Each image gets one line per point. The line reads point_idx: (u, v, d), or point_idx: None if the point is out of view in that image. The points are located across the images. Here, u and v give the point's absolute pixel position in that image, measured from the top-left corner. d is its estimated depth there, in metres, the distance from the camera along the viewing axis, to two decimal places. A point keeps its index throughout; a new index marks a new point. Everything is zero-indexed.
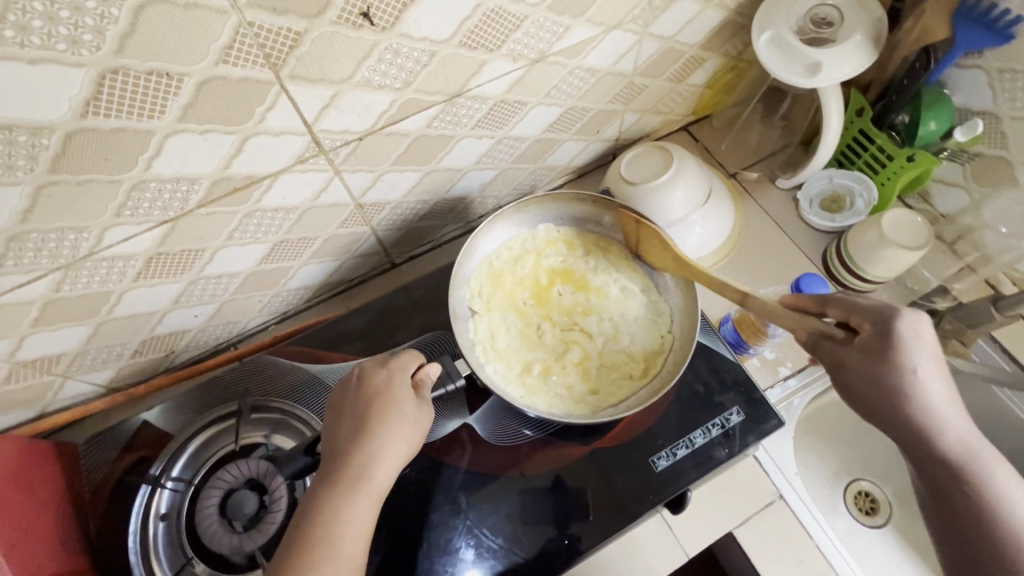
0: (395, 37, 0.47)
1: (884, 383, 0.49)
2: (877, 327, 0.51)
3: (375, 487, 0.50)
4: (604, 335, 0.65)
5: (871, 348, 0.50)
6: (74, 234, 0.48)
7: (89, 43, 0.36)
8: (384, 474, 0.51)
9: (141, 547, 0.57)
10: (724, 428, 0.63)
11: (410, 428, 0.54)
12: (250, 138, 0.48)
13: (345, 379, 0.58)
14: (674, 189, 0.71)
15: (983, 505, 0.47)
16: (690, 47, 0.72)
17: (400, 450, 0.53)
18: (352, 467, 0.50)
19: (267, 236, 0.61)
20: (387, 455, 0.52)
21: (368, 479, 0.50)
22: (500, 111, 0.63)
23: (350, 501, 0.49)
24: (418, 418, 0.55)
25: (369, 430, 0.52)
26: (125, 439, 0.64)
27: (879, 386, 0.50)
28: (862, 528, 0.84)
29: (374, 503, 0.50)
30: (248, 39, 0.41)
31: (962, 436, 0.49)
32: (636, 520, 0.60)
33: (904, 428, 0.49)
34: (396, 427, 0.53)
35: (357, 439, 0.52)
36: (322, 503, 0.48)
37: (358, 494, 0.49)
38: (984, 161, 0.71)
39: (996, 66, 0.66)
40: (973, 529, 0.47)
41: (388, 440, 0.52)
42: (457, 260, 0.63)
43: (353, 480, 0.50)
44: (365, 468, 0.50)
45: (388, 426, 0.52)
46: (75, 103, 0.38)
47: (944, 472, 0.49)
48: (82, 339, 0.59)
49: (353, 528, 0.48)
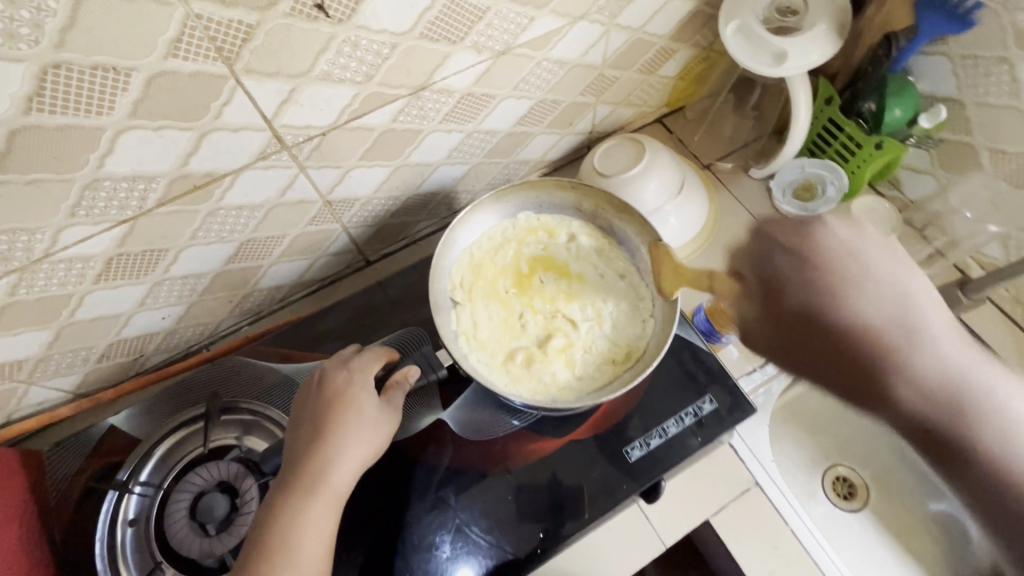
0: (352, 29, 0.47)
1: (816, 314, 0.43)
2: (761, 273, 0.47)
3: (334, 490, 0.50)
4: (588, 322, 0.61)
5: (784, 285, 0.45)
6: (27, 235, 0.47)
7: (27, 37, 0.35)
8: (342, 478, 0.50)
9: (109, 553, 0.56)
10: (697, 417, 0.63)
11: (370, 428, 0.53)
12: (207, 135, 0.48)
13: (307, 381, 0.57)
14: (648, 180, 0.71)
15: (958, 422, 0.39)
16: (659, 38, 0.72)
17: (362, 451, 0.52)
18: (307, 472, 0.49)
19: (232, 235, 0.60)
20: (345, 458, 0.51)
21: (325, 482, 0.49)
22: (468, 104, 0.63)
23: (305, 506, 0.48)
24: (380, 418, 0.54)
25: (326, 432, 0.51)
26: (91, 446, 0.63)
27: (813, 329, 0.43)
28: (840, 513, 0.85)
29: (334, 505, 0.50)
30: (197, 32, 0.40)
31: (924, 336, 0.41)
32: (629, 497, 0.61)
33: (870, 371, 0.41)
34: (354, 428, 0.52)
35: (314, 441, 0.51)
36: (278, 509, 0.48)
37: (315, 498, 0.49)
38: (949, 146, 0.72)
39: (958, 52, 0.66)
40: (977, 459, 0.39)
41: (345, 443, 0.51)
42: (437, 248, 0.61)
43: (309, 484, 0.49)
44: (321, 474, 0.49)
45: (345, 428, 0.52)
46: (17, 99, 0.37)
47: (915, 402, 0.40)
48: (44, 343, 0.58)
49: (309, 533, 0.48)
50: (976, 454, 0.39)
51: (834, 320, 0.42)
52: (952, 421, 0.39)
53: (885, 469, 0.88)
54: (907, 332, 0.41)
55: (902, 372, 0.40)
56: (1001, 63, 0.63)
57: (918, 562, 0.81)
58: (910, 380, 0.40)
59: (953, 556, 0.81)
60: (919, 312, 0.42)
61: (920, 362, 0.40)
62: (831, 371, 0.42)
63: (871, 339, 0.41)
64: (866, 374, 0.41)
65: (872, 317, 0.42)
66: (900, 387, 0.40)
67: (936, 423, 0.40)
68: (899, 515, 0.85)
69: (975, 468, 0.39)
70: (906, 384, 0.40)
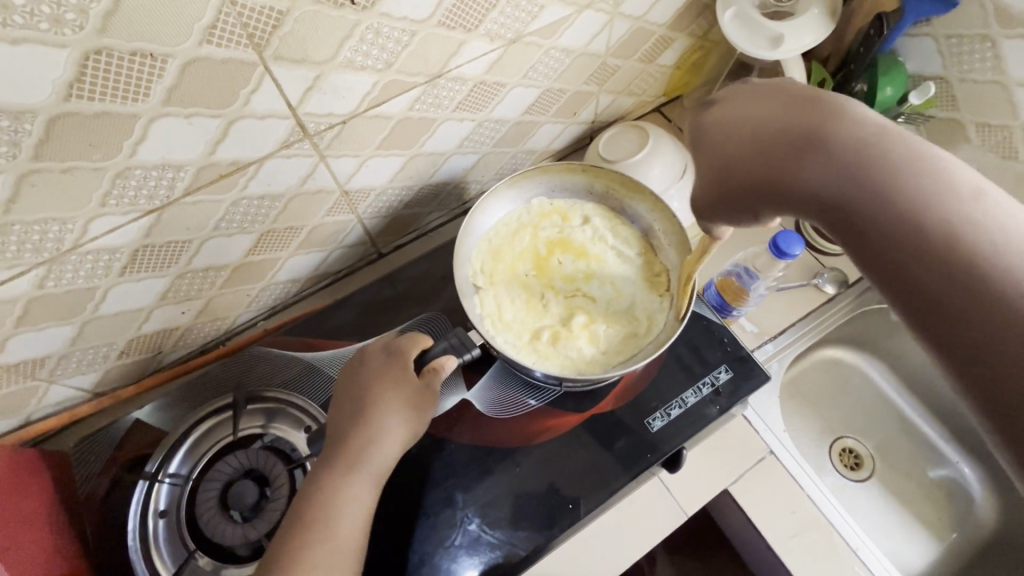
0: (376, 16, 0.48)
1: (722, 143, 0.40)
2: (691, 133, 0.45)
3: (375, 466, 0.51)
4: (608, 298, 0.64)
5: (705, 128, 0.42)
6: (58, 225, 0.47)
7: (72, 23, 0.36)
8: (385, 453, 0.51)
9: (142, 545, 0.56)
10: (714, 386, 0.65)
11: (411, 407, 0.54)
12: (235, 122, 0.49)
13: (350, 363, 0.59)
14: (652, 166, 0.74)
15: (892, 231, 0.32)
16: (658, 27, 0.74)
17: (402, 430, 0.53)
18: (350, 448, 0.51)
19: (253, 226, 0.61)
20: (387, 434, 0.52)
21: (368, 456, 0.50)
22: (480, 92, 0.65)
23: (350, 477, 0.49)
24: (420, 398, 0.55)
25: (370, 408, 0.53)
26: (116, 442, 0.63)
27: (729, 159, 0.39)
28: (849, 483, 0.87)
29: (375, 481, 0.51)
30: (231, 18, 0.41)
31: (831, 121, 0.35)
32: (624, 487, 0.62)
33: (777, 168, 0.36)
34: (396, 407, 0.53)
35: (358, 420, 0.52)
36: (322, 484, 0.49)
37: (358, 473, 0.50)
38: (937, 123, 0.76)
39: (943, 32, 0.70)
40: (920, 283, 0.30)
41: (387, 419, 0.52)
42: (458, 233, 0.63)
43: (353, 458, 0.50)
44: (365, 448, 0.51)
45: (386, 406, 0.53)
46: (59, 85, 0.38)
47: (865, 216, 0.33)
48: (67, 339, 0.58)
49: (351, 508, 0.49)
50: (935, 254, 0.30)
51: (773, 130, 0.37)
52: (882, 213, 0.32)
53: (889, 439, 0.90)
54: (856, 135, 0.34)
55: (802, 169, 0.35)
56: (982, 40, 0.67)
57: (924, 527, 0.83)
58: (825, 173, 0.34)
59: (958, 518, 0.84)
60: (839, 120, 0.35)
61: (810, 156, 0.35)
62: (746, 193, 0.39)
63: (803, 139, 0.35)
64: (773, 181, 0.36)
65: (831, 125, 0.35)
66: (804, 184, 0.35)
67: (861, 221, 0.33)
68: (905, 483, 0.87)
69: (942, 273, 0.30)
70: (812, 182, 0.35)
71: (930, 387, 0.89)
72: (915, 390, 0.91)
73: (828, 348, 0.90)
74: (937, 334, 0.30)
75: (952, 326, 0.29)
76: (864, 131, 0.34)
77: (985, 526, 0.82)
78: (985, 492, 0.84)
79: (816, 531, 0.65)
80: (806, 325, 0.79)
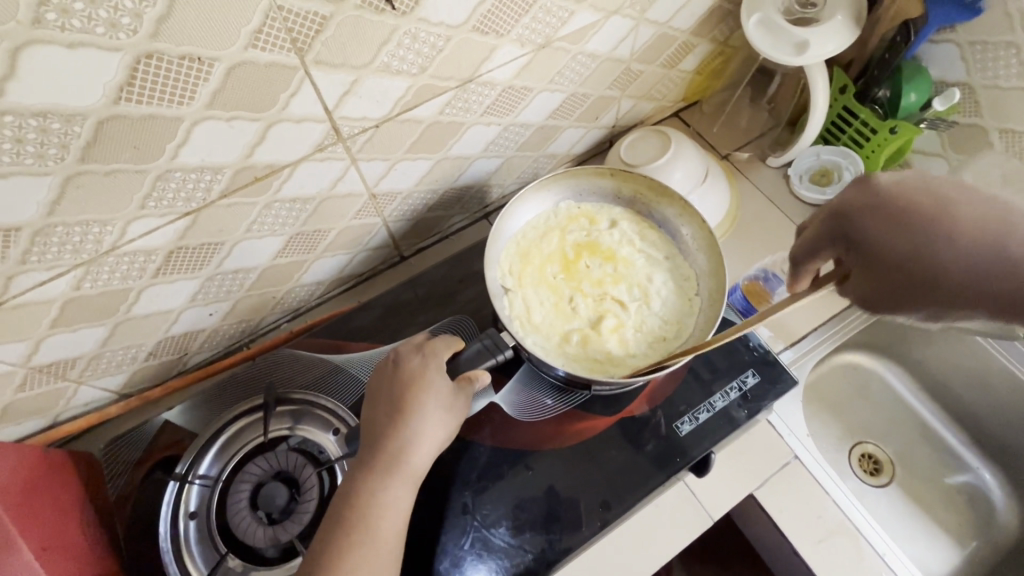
0: (414, 21, 0.49)
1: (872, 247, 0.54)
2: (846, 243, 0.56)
3: (412, 469, 0.51)
4: (635, 299, 0.66)
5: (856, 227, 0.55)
6: (98, 227, 0.47)
7: (126, 27, 0.36)
8: (420, 459, 0.51)
9: (173, 547, 0.56)
10: (741, 390, 0.66)
11: (445, 412, 0.54)
12: (273, 125, 0.49)
13: (382, 363, 0.58)
14: (673, 170, 0.72)
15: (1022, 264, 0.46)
16: (682, 33, 0.75)
17: (437, 434, 0.53)
18: (388, 450, 0.50)
19: (283, 228, 0.61)
20: (423, 439, 0.52)
21: (404, 462, 0.50)
22: (508, 97, 0.65)
23: (386, 483, 0.49)
24: (453, 403, 0.55)
25: (405, 412, 0.52)
26: (146, 442, 0.64)
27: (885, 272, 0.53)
28: (869, 489, 0.86)
29: (411, 484, 0.51)
30: (277, 23, 0.42)
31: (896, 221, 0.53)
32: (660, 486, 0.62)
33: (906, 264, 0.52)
34: (432, 410, 0.53)
35: (393, 422, 0.52)
36: (359, 485, 0.49)
37: (395, 478, 0.49)
38: (960, 129, 0.77)
39: (966, 39, 0.71)
40: None
41: (423, 423, 0.52)
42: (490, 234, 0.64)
43: (390, 463, 0.50)
44: (401, 453, 0.50)
45: (422, 408, 0.52)
46: (109, 88, 0.39)
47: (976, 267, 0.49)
48: (98, 340, 0.58)
49: (388, 513, 0.49)
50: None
51: (898, 269, 0.52)
52: (1005, 266, 0.47)
53: (908, 445, 0.90)
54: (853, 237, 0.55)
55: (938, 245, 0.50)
56: (1009, 47, 0.68)
57: (944, 531, 0.83)
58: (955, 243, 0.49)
59: (980, 525, 0.83)
60: (855, 229, 0.55)
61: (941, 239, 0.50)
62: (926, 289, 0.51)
63: (909, 254, 0.51)
64: (930, 278, 0.50)
65: (893, 234, 0.52)
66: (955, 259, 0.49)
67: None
68: (924, 489, 0.86)
69: None
70: (943, 252, 0.50)
71: (947, 392, 0.89)
72: (933, 395, 0.91)
73: (846, 353, 0.91)
74: None
75: None
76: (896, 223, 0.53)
77: (1007, 531, 0.82)
78: (1006, 497, 0.84)
79: (843, 538, 0.64)
80: (827, 330, 0.79)
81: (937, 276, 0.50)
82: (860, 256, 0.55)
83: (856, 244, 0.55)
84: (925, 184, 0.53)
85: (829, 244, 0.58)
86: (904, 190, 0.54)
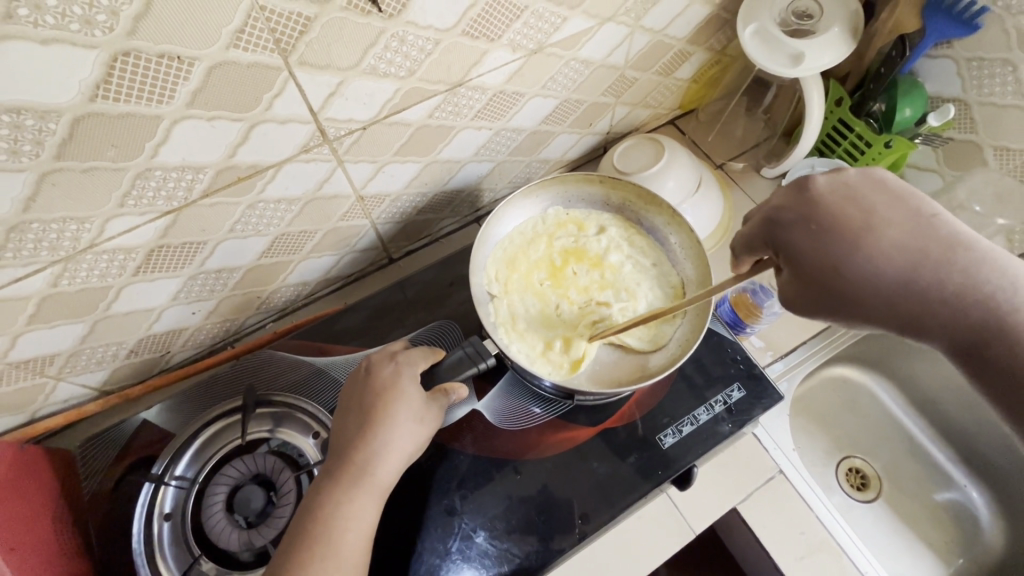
0: (401, 24, 0.48)
1: (830, 244, 0.45)
2: (784, 240, 0.47)
3: (378, 482, 0.50)
4: (622, 307, 0.65)
5: (803, 216, 0.47)
6: (76, 224, 0.47)
7: (102, 24, 0.36)
8: (388, 470, 0.51)
9: (146, 548, 0.56)
10: (726, 404, 0.66)
11: (416, 422, 0.53)
12: (256, 126, 0.48)
13: (354, 370, 0.58)
14: (666, 179, 0.71)
15: (910, 281, 0.44)
16: (678, 41, 0.74)
17: (407, 444, 0.52)
18: (355, 462, 0.50)
19: (268, 228, 0.60)
20: (391, 451, 0.51)
21: (370, 474, 0.50)
22: (499, 102, 0.64)
23: (352, 494, 0.49)
24: (426, 416, 0.54)
25: (373, 422, 0.51)
26: (125, 441, 0.63)
27: (823, 266, 0.45)
28: (855, 503, 0.85)
29: (377, 498, 0.50)
30: (259, 23, 0.41)
31: (829, 215, 0.46)
32: (642, 498, 0.62)
33: (839, 262, 0.45)
34: (402, 422, 0.52)
35: (361, 433, 0.51)
36: (324, 499, 0.48)
37: (361, 489, 0.49)
38: (955, 145, 0.76)
39: (964, 55, 0.71)
40: (932, 293, 0.44)
41: (392, 434, 0.51)
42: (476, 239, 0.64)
43: (355, 475, 0.49)
44: (367, 464, 0.50)
45: (393, 419, 0.52)
46: (86, 86, 0.38)
47: (873, 279, 0.44)
48: (77, 337, 0.57)
49: (354, 524, 0.48)
50: (914, 276, 0.44)
51: (825, 275, 0.45)
52: (943, 294, 0.44)
53: (897, 460, 0.89)
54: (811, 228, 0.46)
55: (865, 242, 0.45)
56: (1004, 65, 0.68)
57: (930, 549, 0.82)
58: (870, 252, 0.44)
59: (966, 543, 0.82)
60: (787, 234, 0.47)
61: (864, 244, 0.45)
62: (846, 295, 0.45)
63: (825, 266, 0.45)
64: (847, 299, 0.45)
65: (817, 246, 0.46)
66: (859, 267, 0.44)
67: (996, 355, 0.43)
68: (912, 506, 0.86)
69: (923, 287, 0.44)
70: (862, 260, 0.44)
71: (936, 408, 0.89)
72: (922, 411, 0.91)
73: (834, 366, 0.91)
74: (924, 317, 0.44)
75: (925, 309, 0.44)
76: (819, 220, 0.46)
77: (993, 551, 0.81)
78: (994, 517, 0.84)
79: (824, 555, 0.64)
80: (815, 344, 0.79)
81: (856, 298, 0.45)
82: (794, 259, 0.47)
83: (793, 245, 0.47)
84: (852, 184, 0.47)
85: (761, 248, 0.50)
86: (834, 193, 0.47)
